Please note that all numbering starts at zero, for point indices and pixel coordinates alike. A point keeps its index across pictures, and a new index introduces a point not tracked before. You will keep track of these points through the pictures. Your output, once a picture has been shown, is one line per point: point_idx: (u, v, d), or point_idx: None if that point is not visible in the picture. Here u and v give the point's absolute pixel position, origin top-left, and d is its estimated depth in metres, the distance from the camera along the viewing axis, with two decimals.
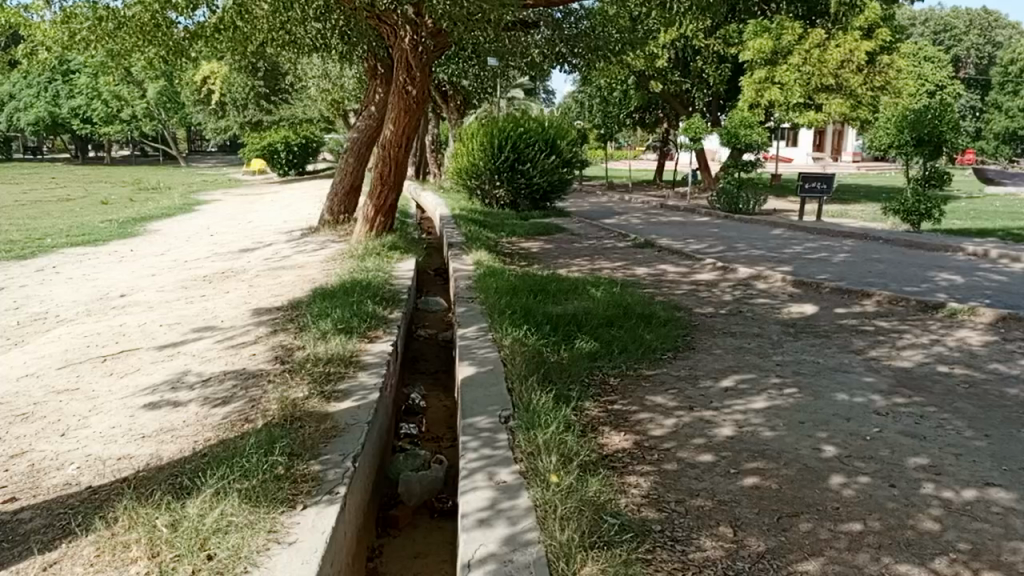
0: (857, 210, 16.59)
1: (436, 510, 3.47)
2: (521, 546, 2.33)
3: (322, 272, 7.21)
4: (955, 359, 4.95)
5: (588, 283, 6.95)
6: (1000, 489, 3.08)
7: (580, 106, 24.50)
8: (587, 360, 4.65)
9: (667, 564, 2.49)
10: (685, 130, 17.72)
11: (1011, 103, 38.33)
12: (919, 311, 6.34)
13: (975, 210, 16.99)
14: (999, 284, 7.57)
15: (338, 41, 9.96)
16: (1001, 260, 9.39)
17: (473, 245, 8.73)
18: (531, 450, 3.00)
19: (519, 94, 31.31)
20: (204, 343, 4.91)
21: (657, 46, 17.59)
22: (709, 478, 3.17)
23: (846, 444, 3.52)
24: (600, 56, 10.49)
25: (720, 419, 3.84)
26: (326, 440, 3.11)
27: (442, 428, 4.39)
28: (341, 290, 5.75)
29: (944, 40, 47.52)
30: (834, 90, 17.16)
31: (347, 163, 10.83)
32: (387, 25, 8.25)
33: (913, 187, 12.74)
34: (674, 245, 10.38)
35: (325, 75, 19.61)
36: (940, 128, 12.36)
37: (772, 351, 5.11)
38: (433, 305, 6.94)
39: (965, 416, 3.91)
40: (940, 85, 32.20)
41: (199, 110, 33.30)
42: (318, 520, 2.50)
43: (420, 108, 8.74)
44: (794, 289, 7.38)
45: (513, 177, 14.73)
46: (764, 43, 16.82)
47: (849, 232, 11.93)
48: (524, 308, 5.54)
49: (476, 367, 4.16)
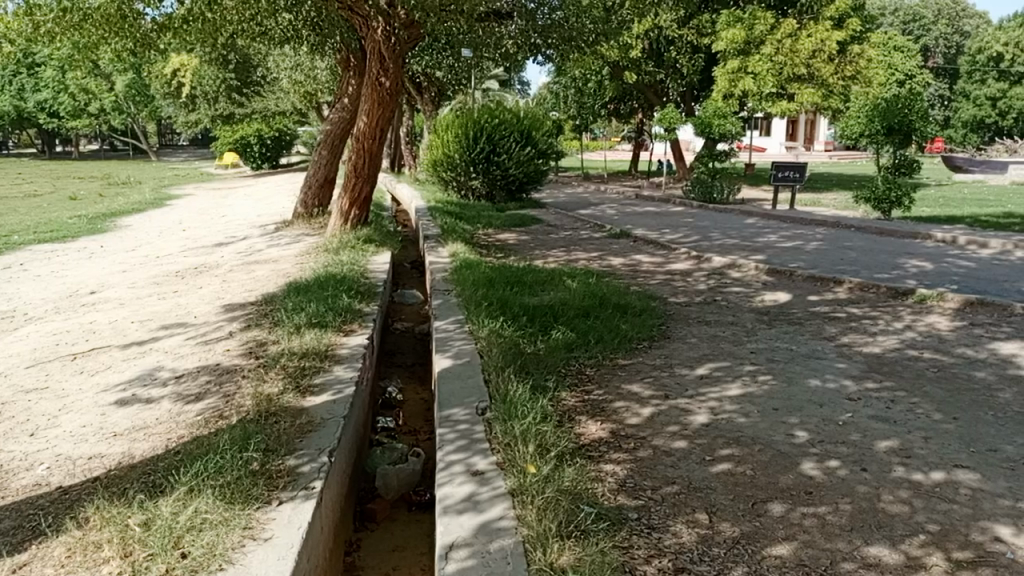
0: (830, 199, 16.74)
1: (414, 503, 3.47)
2: (496, 534, 2.34)
3: (296, 266, 7.16)
4: (925, 344, 5.04)
5: (564, 274, 6.95)
6: (968, 470, 3.15)
7: (555, 97, 24.47)
8: (563, 351, 4.66)
9: (642, 551, 2.51)
10: (660, 121, 17.72)
11: (979, 91, 39.15)
12: (889, 297, 6.45)
13: (945, 197, 17.17)
14: (966, 269, 7.71)
15: (310, 32, 9.88)
16: (969, 246, 9.57)
17: (449, 237, 8.69)
18: (507, 441, 3.00)
19: (493, 85, 31.27)
20: (175, 339, 4.85)
21: (632, 36, 17.52)
22: (685, 465, 3.20)
23: (817, 429, 3.57)
24: (574, 46, 10.42)
25: (695, 407, 3.88)
26: (300, 435, 3.09)
27: (419, 421, 4.39)
28: (316, 284, 5.71)
29: (913, 29, 48.18)
30: (806, 80, 17.40)
31: (321, 155, 10.69)
32: (360, 16, 8.18)
33: (884, 175, 12.90)
34: (650, 235, 10.45)
35: (298, 67, 19.42)
36: (910, 117, 12.51)
37: (746, 338, 5.17)
38: (410, 297, 6.92)
39: (934, 399, 3.99)
40: (910, 74, 32.60)
41: (170, 104, 32.77)
42: (294, 515, 2.49)
43: (394, 99, 8.68)
44: (768, 277, 7.45)
45: (489, 169, 14.70)
46: (737, 33, 16.86)
47: (821, 220, 12.06)
48: (501, 299, 5.53)
49: (453, 359, 4.16)
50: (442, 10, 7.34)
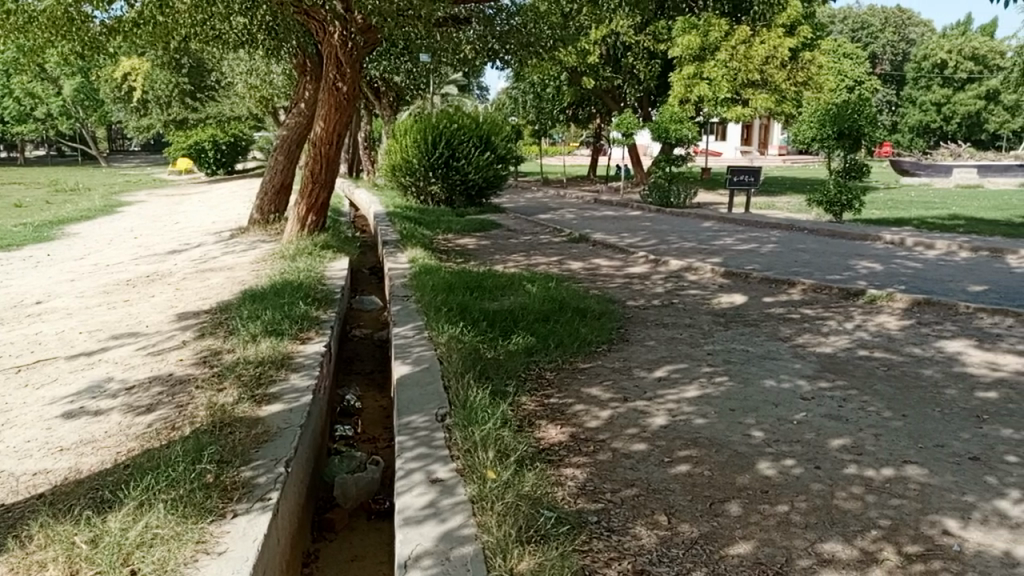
0: (783, 202, 17.07)
1: (373, 511, 3.44)
2: (458, 542, 2.32)
3: (252, 273, 7.05)
4: (875, 343, 5.16)
5: (524, 279, 6.95)
6: (916, 465, 3.23)
7: (514, 102, 24.54)
8: (523, 356, 4.66)
9: (603, 555, 2.52)
10: (618, 125, 17.86)
11: (924, 97, 40.46)
12: (841, 298, 6.59)
13: (894, 200, 17.61)
14: (913, 270, 7.93)
15: (265, 36, 9.76)
16: (916, 247, 9.85)
17: (408, 243, 8.64)
18: (467, 447, 2.98)
19: (452, 90, 31.23)
20: (126, 349, 4.73)
21: (589, 42, 17.65)
22: (645, 467, 3.22)
23: (773, 428, 3.63)
24: (532, 52, 10.44)
25: (654, 409, 3.92)
26: (256, 446, 3.04)
27: (378, 429, 4.35)
28: (272, 291, 5.62)
29: (862, 37, 49.46)
30: (760, 86, 17.73)
31: (277, 161, 10.53)
32: (316, 20, 8.12)
33: (835, 179, 13.22)
34: (608, 239, 10.53)
35: (252, 71, 19.14)
36: (859, 122, 12.80)
37: (703, 340, 5.24)
38: (368, 303, 6.86)
39: (885, 397, 4.08)
40: (858, 81, 33.51)
41: (120, 109, 31.98)
42: (249, 527, 2.45)
43: (351, 103, 8.60)
44: (723, 279, 7.56)
45: (448, 174, 14.65)
46: (693, 39, 17.06)
47: (775, 223, 12.28)
48: (461, 305, 5.51)
49: (411, 365, 4.13)
50: (400, 15, 7.31)
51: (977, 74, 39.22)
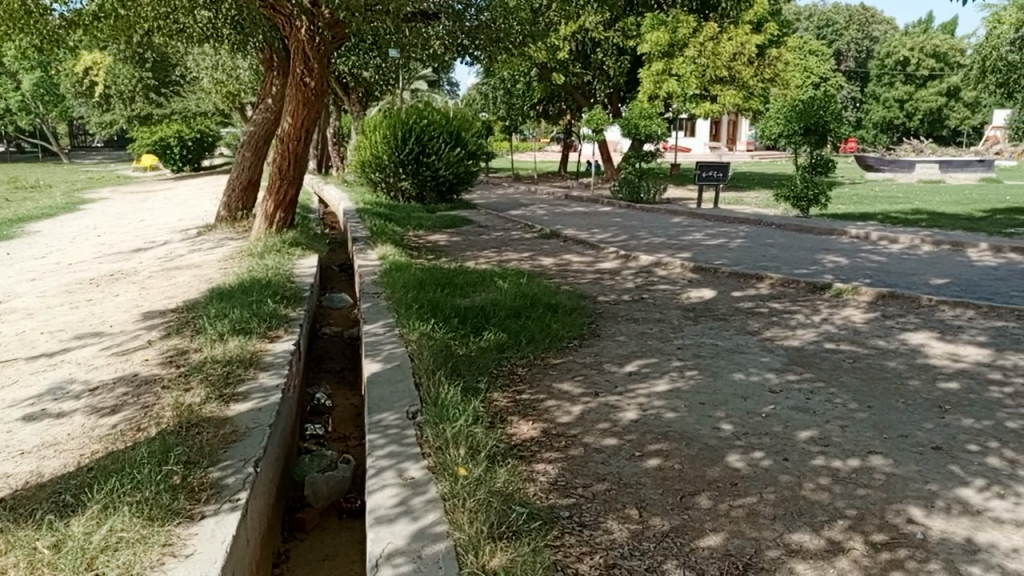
0: (751, 197, 17.24)
1: (344, 510, 3.42)
2: (430, 540, 2.31)
3: (219, 271, 6.95)
4: (841, 336, 5.25)
5: (495, 275, 6.94)
6: (881, 456, 3.29)
7: (485, 98, 24.48)
8: (495, 352, 4.66)
9: (575, 549, 2.53)
10: (588, 122, 17.90)
11: (887, 94, 41.15)
12: (808, 292, 6.69)
13: (859, 196, 17.87)
14: (878, 264, 8.07)
15: (230, 30, 9.62)
16: (880, 241, 10.02)
17: (378, 239, 8.58)
18: (439, 444, 2.97)
19: (422, 85, 31.10)
20: (89, 350, 4.63)
21: (559, 38, 17.66)
22: (616, 461, 3.24)
23: (742, 421, 3.67)
24: (501, 48, 10.48)
25: (624, 403, 3.94)
26: (224, 446, 3.00)
27: (349, 427, 4.31)
28: (239, 289, 5.54)
29: (827, 34, 50.17)
30: (728, 82, 17.90)
31: (244, 157, 10.39)
32: (283, 15, 8.01)
33: (802, 174, 13.40)
34: (579, 235, 10.56)
35: (218, 66, 18.86)
36: (825, 118, 12.97)
37: (673, 335, 5.28)
38: (338, 301, 6.80)
39: (850, 389, 4.15)
40: (824, 78, 33.96)
41: (81, 104, 31.30)
42: (217, 529, 2.41)
43: (319, 99, 8.50)
44: (693, 274, 7.63)
45: (418, 170, 14.58)
46: (661, 36, 17.15)
47: (743, 218, 12.42)
48: (432, 302, 5.48)
49: (382, 363, 4.10)
50: (368, 10, 7.25)
51: (938, 71, 39.99)
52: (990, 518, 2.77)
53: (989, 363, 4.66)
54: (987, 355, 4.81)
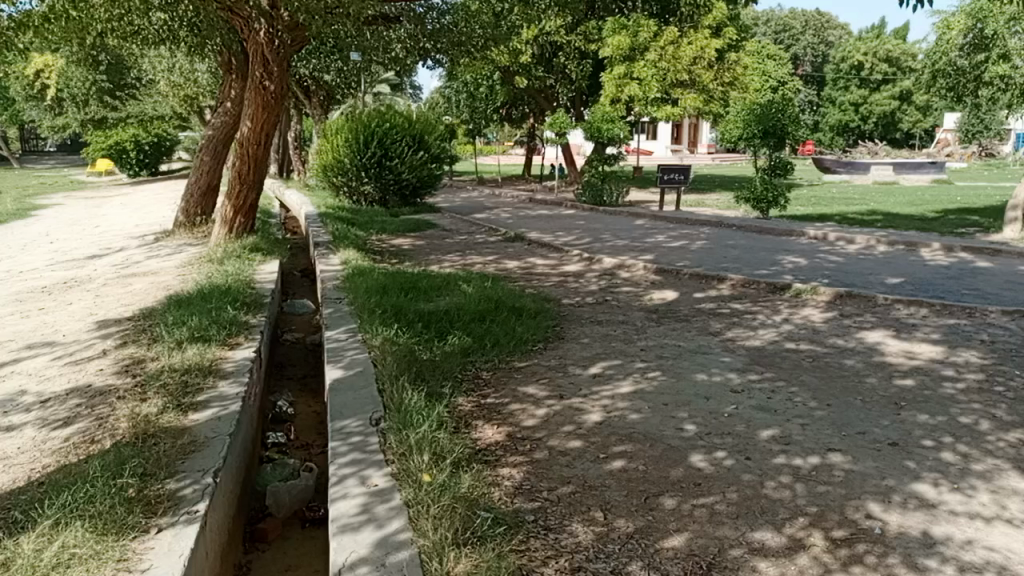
0: (713, 200, 17.44)
1: (307, 519, 3.36)
2: (394, 548, 2.28)
3: (177, 278, 6.81)
4: (800, 335, 5.33)
5: (460, 279, 6.91)
6: (840, 453, 3.34)
7: (448, 101, 24.43)
8: (460, 356, 4.63)
9: (540, 553, 2.53)
10: (551, 125, 17.96)
11: (843, 97, 42.04)
12: (768, 292, 6.79)
13: (817, 197, 18.21)
14: (836, 264, 8.22)
15: (188, 32, 9.46)
16: (838, 242, 10.22)
17: (341, 244, 8.49)
18: (403, 450, 2.94)
19: (385, 89, 30.96)
20: (40, 360, 4.50)
21: (521, 42, 17.70)
22: (580, 464, 3.25)
23: (705, 421, 3.70)
24: (464, 51, 10.45)
25: (589, 405, 3.95)
26: (182, 457, 2.93)
27: (312, 435, 4.25)
28: (198, 296, 5.43)
29: (784, 39, 51.13)
30: (688, 86, 18.12)
31: (203, 161, 10.21)
32: (240, 17, 7.91)
33: (761, 176, 13.63)
34: (544, 238, 10.58)
35: (175, 69, 18.54)
36: (783, 121, 13.18)
37: (637, 336, 5.31)
38: (300, 307, 6.72)
39: (810, 388, 4.22)
40: (781, 81, 34.58)
41: (32, 107, 30.45)
42: (174, 542, 2.36)
43: (279, 103, 8.40)
44: (656, 276, 7.69)
45: (381, 173, 14.45)
46: (622, 39, 17.29)
47: (705, 220, 12.56)
48: (395, 306, 5.44)
49: (344, 369, 4.05)
50: (328, 13, 7.19)
51: (891, 75, 41.06)
52: (944, 512, 2.83)
53: (942, 359, 4.78)
54: (940, 352, 4.93)
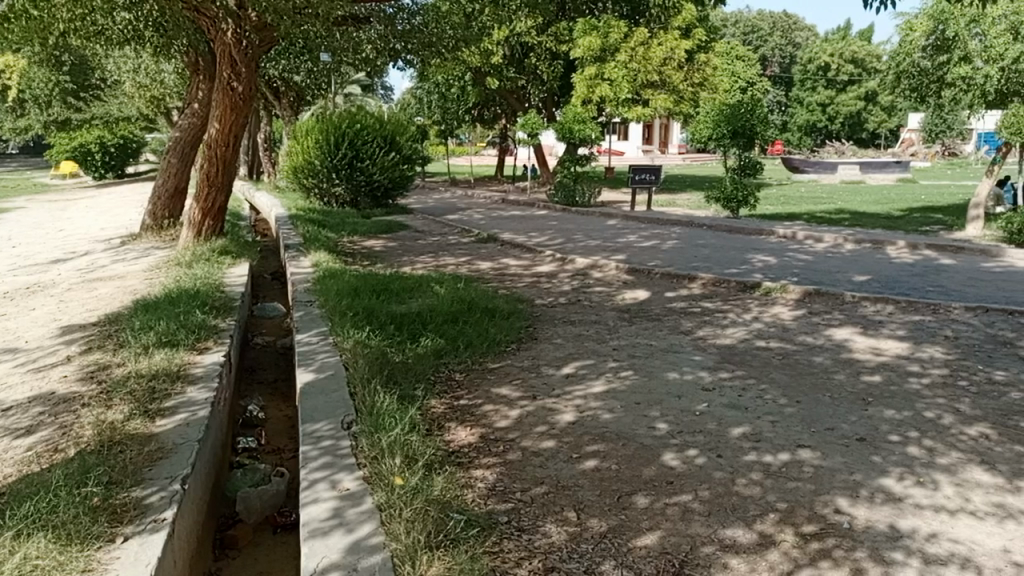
0: (684, 199, 17.58)
1: (279, 525, 3.33)
2: (366, 552, 2.27)
3: (145, 282, 6.71)
4: (770, 333, 5.39)
5: (432, 280, 6.90)
6: (809, 449, 3.39)
7: (420, 102, 24.35)
8: (432, 358, 4.62)
9: (513, 554, 2.52)
10: (523, 126, 17.97)
11: (810, 98, 42.63)
12: (738, 291, 6.86)
13: (786, 196, 18.43)
14: (804, 262, 8.34)
15: (153, 32, 9.31)
16: (806, 240, 10.36)
17: (312, 246, 8.42)
18: (375, 454, 2.92)
19: (356, 90, 30.77)
20: (2, 368, 4.40)
21: (492, 43, 17.69)
22: (553, 464, 3.25)
23: (677, 420, 3.73)
24: (434, 52, 10.40)
25: (562, 405, 3.96)
26: (149, 464, 2.88)
27: (283, 439, 4.21)
28: (166, 300, 5.35)
29: (752, 40, 51.74)
30: (659, 86, 18.24)
31: (170, 163, 10.07)
32: (207, 17, 7.80)
33: (731, 176, 13.74)
34: (517, 238, 10.58)
35: (140, 70, 18.27)
36: (752, 122, 13.32)
37: (609, 336, 5.34)
38: (271, 310, 6.65)
39: (780, 385, 4.27)
40: (750, 82, 34.96)
41: None
42: (141, 551, 2.31)
43: (247, 104, 8.30)
44: (628, 276, 7.74)
45: (352, 175, 14.36)
46: (593, 41, 17.37)
47: (676, 220, 12.66)
48: (367, 309, 5.41)
49: (315, 372, 4.01)
50: (297, 13, 7.13)
51: (856, 76, 41.74)
52: (910, 505, 2.88)
53: (908, 355, 4.86)
54: (906, 348, 5.01)
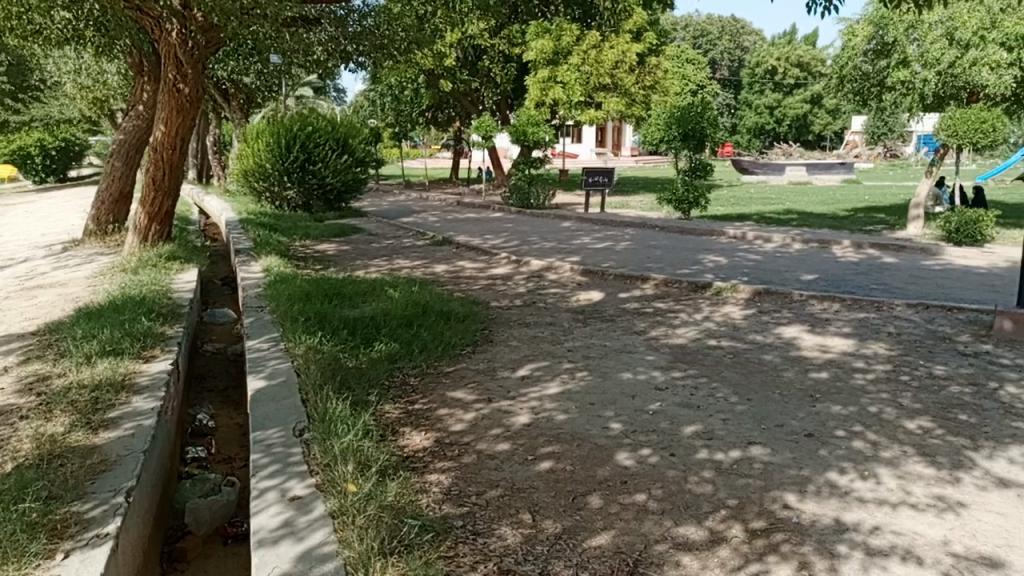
0: (637, 201, 17.80)
1: (229, 535, 3.26)
2: (318, 561, 2.23)
3: (87, 289, 6.51)
4: (721, 333, 5.48)
5: (386, 284, 6.84)
6: (760, 446, 3.45)
7: (373, 104, 24.18)
8: (386, 363, 4.58)
9: (468, 558, 2.52)
10: (477, 128, 17.97)
11: (758, 101, 43.54)
12: (690, 291, 6.96)
13: (736, 197, 18.79)
14: (754, 262, 8.50)
15: (94, 32, 9.04)
16: (756, 241, 10.57)
17: (262, 251, 8.28)
18: (327, 461, 2.88)
19: (308, 92, 30.41)
20: None
21: (445, 45, 17.65)
22: (508, 467, 3.25)
23: (631, 420, 3.76)
24: (386, 54, 10.33)
25: (517, 407, 3.96)
26: (91, 478, 2.79)
27: (234, 448, 4.13)
28: (110, 308, 5.21)
29: (702, 44, 52.60)
30: (611, 89, 18.41)
31: (114, 167, 9.80)
32: (150, 17, 7.61)
33: (683, 178, 13.89)
34: (471, 241, 10.57)
35: (82, 71, 17.78)
36: (702, 124, 13.54)
37: (564, 337, 5.36)
38: (220, 316, 6.52)
39: (731, 383, 4.34)
40: (700, 86, 35.57)
41: None
42: (82, 567, 2.24)
43: (194, 106, 8.11)
44: (582, 277, 7.79)
45: (304, 178, 14.17)
46: (546, 44, 17.48)
47: (630, 221, 12.80)
48: (319, 314, 5.34)
49: (266, 379, 3.94)
50: (244, 14, 7.01)
51: (803, 79, 42.77)
52: (855, 499, 2.95)
53: (853, 352, 4.99)
54: (851, 344, 5.15)
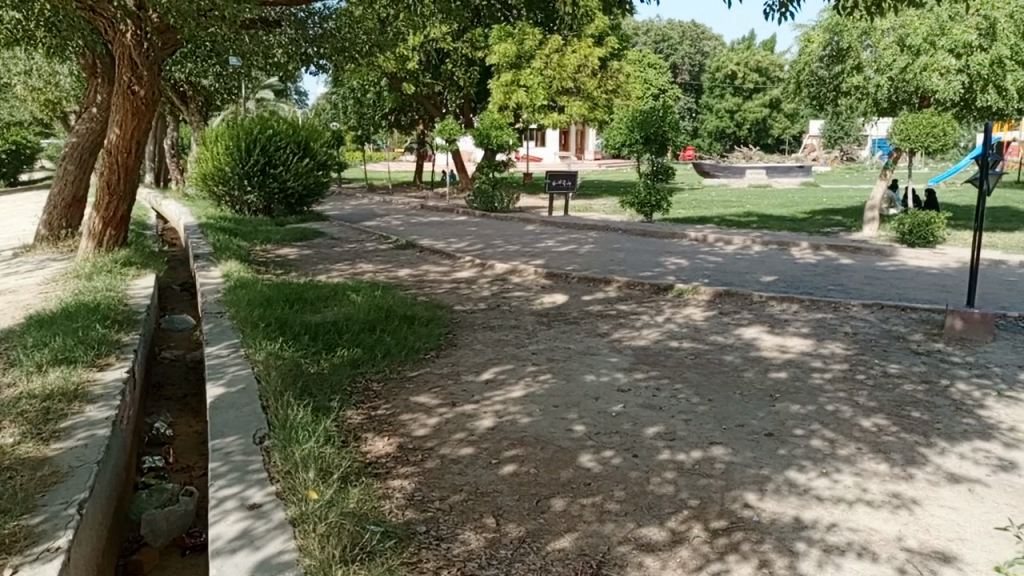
0: (600, 204, 17.90)
1: (187, 546, 3.19)
2: (279, 570, 2.20)
3: (39, 296, 6.34)
4: (683, 334, 5.54)
5: (348, 288, 6.78)
6: (721, 446, 3.49)
7: (335, 107, 23.95)
8: (349, 368, 4.53)
9: (431, 564, 2.50)
10: (440, 131, 17.91)
11: (719, 105, 44.15)
12: (652, 293, 7.03)
13: (698, 200, 19.03)
14: (715, 264, 8.61)
15: (44, 32, 8.81)
16: (717, 243, 10.71)
17: (222, 256, 8.15)
18: (288, 468, 2.84)
19: (268, 94, 29.99)
20: None
21: (407, 48, 17.57)
22: (472, 471, 3.24)
23: (594, 422, 3.78)
24: (347, 57, 10.24)
25: (481, 411, 3.96)
26: (42, 490, 2.72)
27: (193, 456, 4.05)
28: (63, 315, 5.07)
29: (663, 48, 53.18)
30: (573, 93, 18.49)
31: (67, 170, 9.56)
32: (104, 18, 7.44)
33: (645, 181, 14.02)
34: (435, 244, 10.53)
35: (33, 72, 17.31)
36: (664, 128, 13.68)
37: (528, 341, 5.37)
38: (178, 323, 6.40)
39: (692, 384, 4.39)
40: (662, 90, 35.94)
41: None
42: None
43: (150, 109, 7.95)
44: (546, 280, 7.81)
45: (265, 182, 14.03)
46: (509, 48, 17.52)
47: (593, 224, 12.87)
48: (280, 319, 5.27)
49: (225, 386, 3.87)
50: (201, 15, 6.90)
51: (761, 84, 43.49)
52: (813, 497, 3.01)
53: (812, 352, 5.09)
54: (809, 345, 5.25)
